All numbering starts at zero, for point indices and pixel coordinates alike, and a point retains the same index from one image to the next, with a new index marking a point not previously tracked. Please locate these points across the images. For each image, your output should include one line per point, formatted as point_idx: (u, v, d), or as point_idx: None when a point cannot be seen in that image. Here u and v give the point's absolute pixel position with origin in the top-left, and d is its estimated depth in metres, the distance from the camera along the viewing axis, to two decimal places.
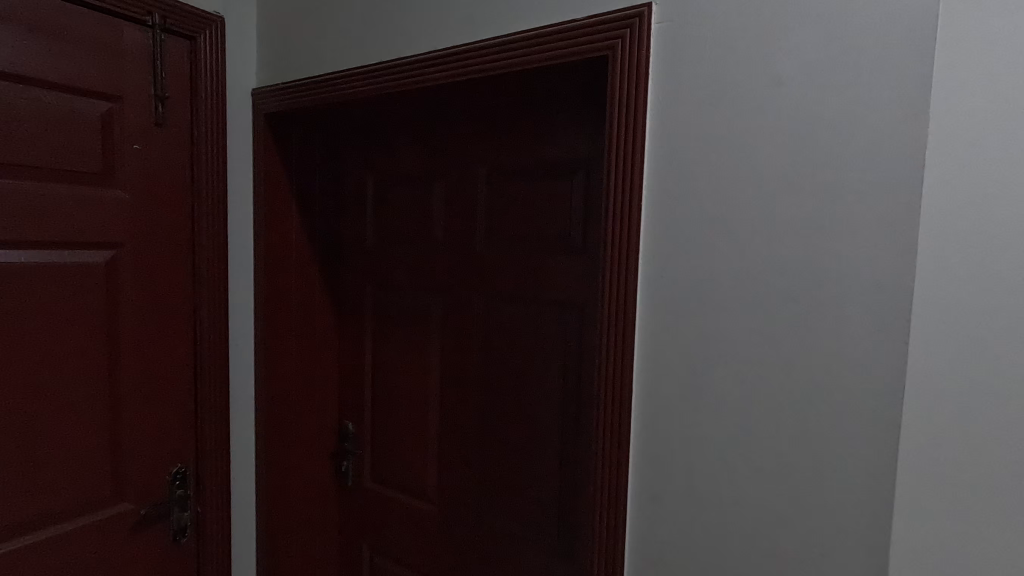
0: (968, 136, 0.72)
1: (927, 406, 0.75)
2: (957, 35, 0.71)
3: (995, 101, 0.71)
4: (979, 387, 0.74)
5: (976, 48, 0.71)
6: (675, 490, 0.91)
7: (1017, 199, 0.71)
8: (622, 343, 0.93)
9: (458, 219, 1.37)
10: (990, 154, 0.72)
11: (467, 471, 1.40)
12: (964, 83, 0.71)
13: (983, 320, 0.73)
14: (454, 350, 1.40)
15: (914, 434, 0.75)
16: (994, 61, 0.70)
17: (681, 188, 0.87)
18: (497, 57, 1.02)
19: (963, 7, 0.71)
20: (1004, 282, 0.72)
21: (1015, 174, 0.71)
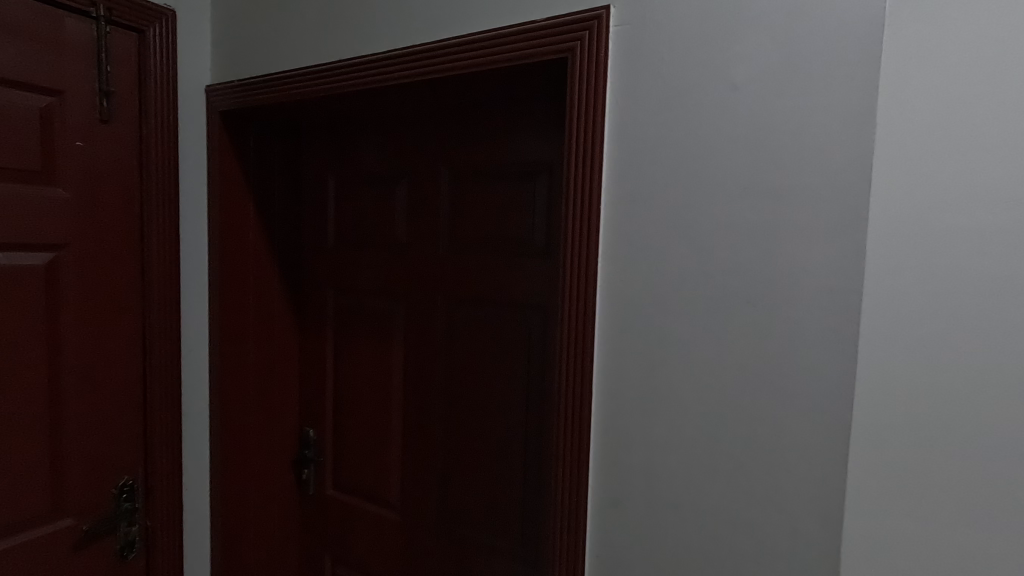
0: (926, 143, 0.71)
1: (879, 412, 0.75)
2: (910, 43, 0.71)
3: (944, 111, 0.70)
4: (933, 394, 0.72)
5: (926, 59, 0.70)
6: (633, 497, 0.89)
7: (963, 206, 0.70)
8: (582, 348, 0.91)
9: (420, 221, 1.34)
10: (953, 161, 0.70)
11: (430, 479, 1.37)
12: (920, 90, 0.71)
13: (933, 327, 0.72)
14: (417, 355, 1.37)
15: (865, 437, 0.75)
16: (943, 71, 0.70)
17: (639, 193, 0.86)
18: (455, 57, 0.99)
19: (918, 15, 0.70)
20: (954, 290, 0.71)
21: (961, 183, 0.70)
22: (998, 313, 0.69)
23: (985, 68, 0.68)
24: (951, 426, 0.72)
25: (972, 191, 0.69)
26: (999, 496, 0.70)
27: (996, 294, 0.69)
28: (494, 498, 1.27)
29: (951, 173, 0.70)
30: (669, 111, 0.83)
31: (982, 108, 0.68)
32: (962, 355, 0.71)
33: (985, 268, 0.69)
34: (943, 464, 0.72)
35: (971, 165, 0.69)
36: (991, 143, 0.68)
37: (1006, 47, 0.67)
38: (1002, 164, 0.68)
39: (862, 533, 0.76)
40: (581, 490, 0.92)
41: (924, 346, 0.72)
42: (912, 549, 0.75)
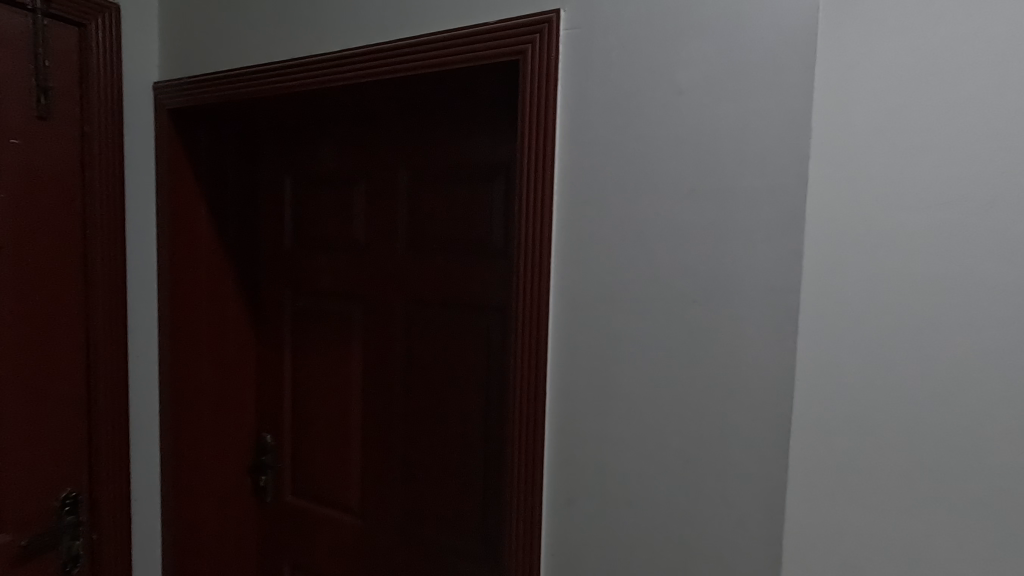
0: (866, 148, 0.71)
1: (823, 412, 0.75)
2: (850, 51, 0.71)
3: (884, 117, 0.70)
4: (877, 393, 0.72)
5: (865, 65, 0.70)
6: (588, 496, 0.90)
7: (903, 208, 0.70)
8: (537, 349, 0.92)
9: (379, 223, 1.33)
10: (893, 164, 0.70)
11: (390, 482, 1.35)
12: (858, 93, 0.71)
13: (877, 327, 0.72)
14: (377, 357, 1.36)
15: (811, 437, 0.75)
16: (883, 77, 0.69)
17: (590, 195, 0.87)
18: (408, 58, 0.99)
19: (859, 20, 0.70)
20: (896, 290, 0.71)
21: (901, 186, 0.70)
22: (940, 315, 0.69)
23: (924, 74, 0.68)
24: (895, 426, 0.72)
25: (912, 193, 0.69)
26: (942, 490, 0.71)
27: (938, 298, 0.69)
28: (456, 501, 1.27)
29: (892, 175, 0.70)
30: (618, 114, 0.85)
31: (923, 114, 0.68)
32: (906, 355, 0.71)
33: (928, 268, 0.69)
34: (888, 463, 0.72)
35: (910, 168, 0.69)
36: (929, 146, 0.68)
37: (940, 50, 0.67)
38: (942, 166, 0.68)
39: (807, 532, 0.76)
40: (536, 488, 0.93)
41: (869, 350, 0.72)
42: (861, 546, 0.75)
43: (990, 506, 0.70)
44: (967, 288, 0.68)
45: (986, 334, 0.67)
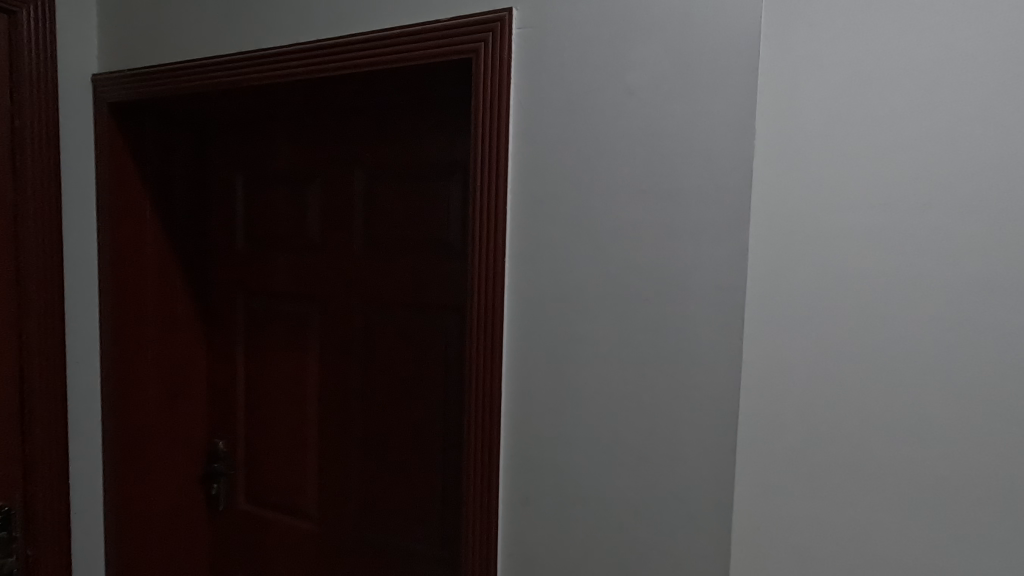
0: (809, 148, 0.76)
1: (770, 399, 0.79)
2: (796, 54, 0.76)
3: (826, 119, 0.75)
4: (820, 380, 0.77)
5: (810, 70, 0.75)
6: (543, 495, 0.90)
7: (842, 207, 0.75)
8: (491, 348, 0.91)
9: (334, 222, 1.30)
10: (835, 164, 0.75)
11: (348, 486, 1.33)
12: (809, 94, 0.76)
13: (819, 319, 0.77)
14: (333, 359, 1.33)
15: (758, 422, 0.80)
16: (826, 81, 0.75)
17: (543, 195, 0.87)
18: (360, 54, 0.97)
19: (803, 26, 0.75)
20: (837, 284, 0.76)
21: (841, 186, 0.75)
22: (877, 307, 0.74)
23: (863, 79, 0.73)
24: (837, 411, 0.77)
25: (850, 193, 0.75)
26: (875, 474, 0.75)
27: (875, 291, 0.74)
28: (414, 503, 1.25)
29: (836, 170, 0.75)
30: (571, 114, 0.85)
31: (862, 118, 0.74)
32: (847, 349, 0.76)
33: (865, 261, 0.74)
34: (829, 447, 0.77)
35: (850, 169, 0.75)
36: (869, 149, 0.74)
37: (884, 57, 0.72)
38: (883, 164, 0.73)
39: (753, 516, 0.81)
40: (492, 488, 0.93)
41: (812, 338, 0.77)
42: (802, 530, 0.79)
43: (917, 490, 0.74)
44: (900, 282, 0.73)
45: (920, 327, 0.73)
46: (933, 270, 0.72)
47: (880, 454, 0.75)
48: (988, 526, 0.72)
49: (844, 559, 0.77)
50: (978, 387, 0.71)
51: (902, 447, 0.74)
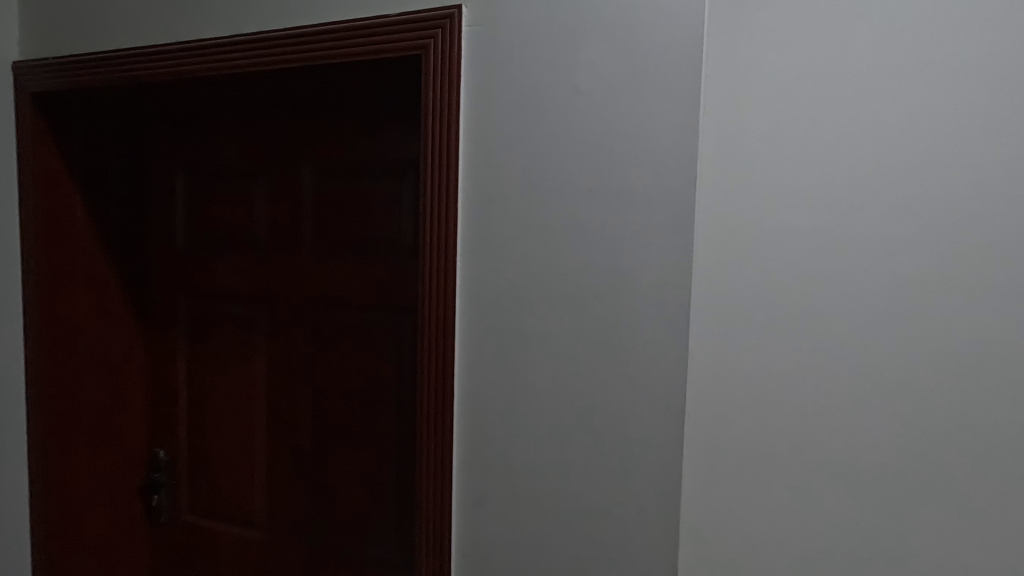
0: (759, 143, 0.74)
1: (721, 399, 0.78)
2: (736, 47, 0.74)
3: (771, 114, 0.74)
4: (770, 379, 0.76)
5: (751, 62, 0.74)
6: (497, 495, 0.90)
7: (795, 203, 0.74)
8: (444, 348, 0.90)
9: (281, 221, 1.26)
10: (787, 160, 0.73)
11: (298, 492, 1.29)
12: (753, 88, 0.74)
13: (771, 317, 0.75)
14: (281, 361, 1.29)
15: (709, 424, 0.78)
16: (771, 73, 0.73)
17: (495, 194, 0.87)
18: (307, 48, 0.94)
19: (742, 18, 0.74)
20: (789, 282, 0.74)
21: (794, 180, 0.73)
22: (827, 306, 0.73)
23: (807, 71, 0.72)
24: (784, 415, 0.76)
25: (799, 189, 0.73)
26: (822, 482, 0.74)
27: (831, 290, 0.72)
28: (366, 506, 1.23)
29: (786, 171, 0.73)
30: (521, 114, 0.85)
31: (809, 111, 0.72)
32: (801, 346, 0.74)
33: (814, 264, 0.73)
34: (780, 448, 0.75)
35: (802, 163, 0.73)
36: (817, 143, 0.72)
37: (825, 50, 0.71)
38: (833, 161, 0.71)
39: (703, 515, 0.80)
40: (445, 488, 0.92)
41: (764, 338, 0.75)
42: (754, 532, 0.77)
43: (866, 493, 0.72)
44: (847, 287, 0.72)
45: (870, 324, 0.71)
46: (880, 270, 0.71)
47: (826, 456, 0.74)
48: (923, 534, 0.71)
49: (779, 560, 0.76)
50: (922, 388, 0.70)
51: (849, 449, 0.73)
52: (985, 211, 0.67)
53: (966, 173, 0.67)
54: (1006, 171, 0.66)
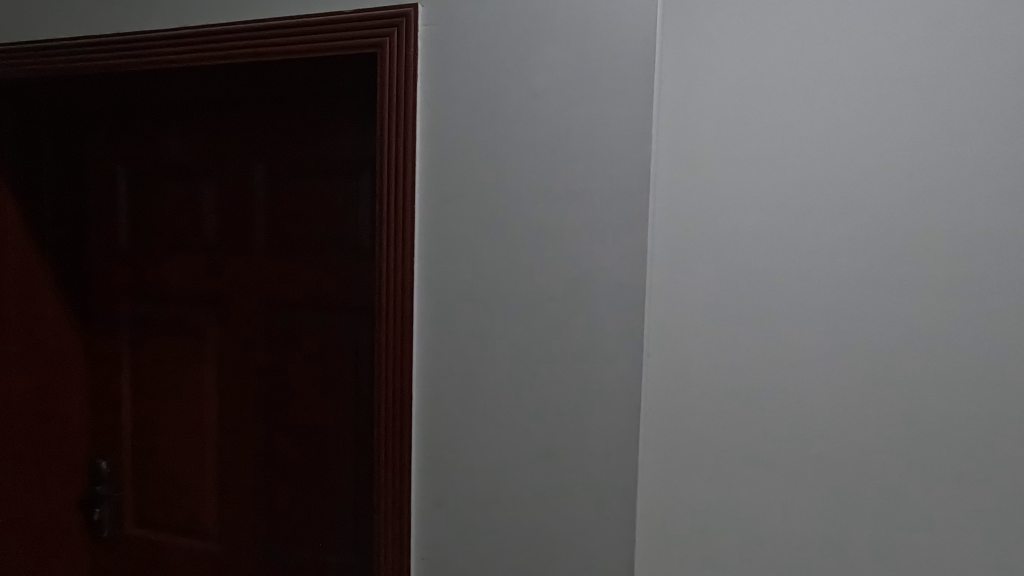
0: (708, 144, 1.01)
1: (677, 340, 1.05)
2: (692, 67, 1.01)
3: (719, 122, 1.00)
4: (710, 329, 1.03)
5: (705, 80, 1.00)
6: (456, 495, 0.89)
7: (728, 196, 1.01)
8: (401, 349, 0.89)
9: (231, 220, 1.22)
10: (725, 159, 1.00)
11: (251, 500, 1.25)
12: (702, 101, 1.00)
13: (712, 282, 1.02)
14: (232, 366, 1.25)
15: (667, 360, 1.05)
16: (718, 92, 0.99)
17: (452, 194, 0.87)
18: (258, 43, 0.92)
19: (700, 45, 1.00)
20: (723, 254, 1.02)
21: (730, 178, 1.00)
22: (751, 274, 1.01)
23: (744, 90, 0.99)
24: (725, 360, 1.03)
25: (733, 185, 1.00)
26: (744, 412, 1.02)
27: (750, 261, 1.01)
28: (322, 512, 1.20)
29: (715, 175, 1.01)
30: (478, 114, 0.85)
31: (746, 121, 0.99)
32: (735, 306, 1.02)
33: (734, 249, 1.01)
34: (719, 381, 1.03)
35: (737, 166, 1.00)
36: (749, 147, 0.99)
37: (763, 74, 0.98)
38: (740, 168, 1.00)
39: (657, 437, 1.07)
40: (404, 490, 0.91)
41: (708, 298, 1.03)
42: (699, 447, 1.05)
43: (776, 414, 1.01)
44: (755, 264, 1.00)
45: (782, 287, 1.00)
46: (780, 251, 0.99)
47: (755, 384, 1.02)
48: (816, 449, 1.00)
49: (716, 484, 1.04)
50: (822, 329, 0.98)
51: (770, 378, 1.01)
52: (867, 201, 0.96)
53: (839, 174, 0.96)
54: (884, 171, 0.95)
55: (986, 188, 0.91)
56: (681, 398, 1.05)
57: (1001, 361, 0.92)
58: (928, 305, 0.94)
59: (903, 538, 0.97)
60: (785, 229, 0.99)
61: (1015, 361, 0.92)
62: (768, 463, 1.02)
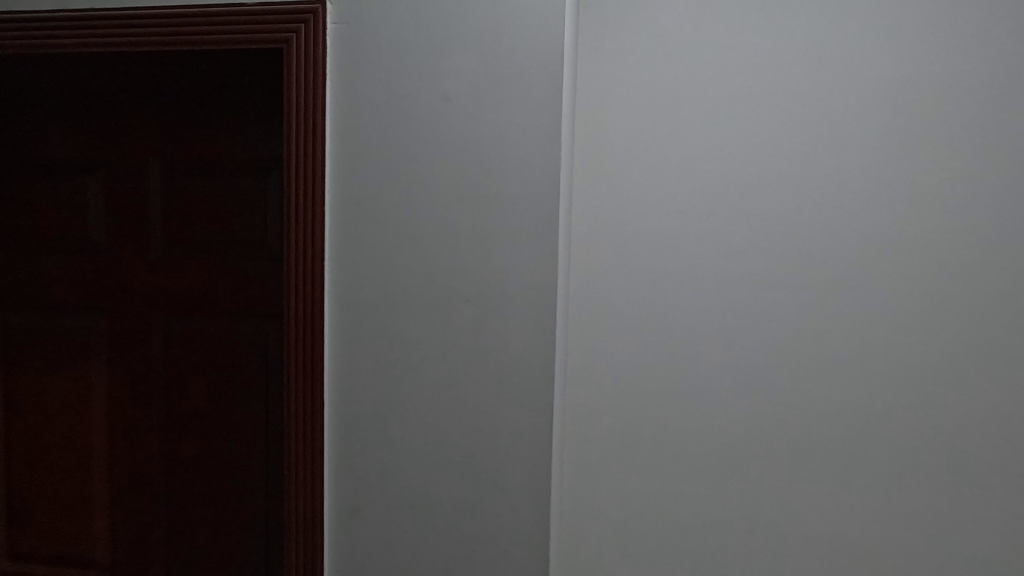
0: (616, 149, 1.15)
1: (592, 331, 1.17)
2: (604, 78, 1.15)
3: (629, 130, 1.15)
4: (621, 318, 1.16)
5: (611, 91, 1.15)
6: (371, 504, 0.87)
7: (634, 199, 1.15)
8: (312, 354, 0.86)
9: (122, 221, 1.13)
10: (631, 165, 1.15)
11: (147, 524, 1.15)
12: (612, 110, 1.15)
13: (623, 275, 1.16)
14: (126, 377, 1.15)
15: (584, 347, 1.18)
16: (625, 102, 1.14)
17: (363, 196, 0.85)
18: (152, 32, 0.87)
19: (610, 59, 1.15)
20: (629, 251, 1.15)
21: (635, 181, 1.15)
22: (656, 268, 1.15)
23: (646, 102, 1.14)
24: (636, 348, 1.16)
25: (640, 189, 1.15)
26: (651, 394, 1.16)
27: (656, 255, 1.15)
28: (230, 530, 1.13)
29: (622, 178, 1.15)
30: (389, 116, 0.84)
31: (650, 130, 1.14)
32: (644, 297, 1.16)
33: (641, 247, 1.15)
34: (628, 367, 1.17)
35: (642, 171, 1.15)
36: (651, 154, 1.14)
37: (663, 88, 1.13)
38: (646, 173, 1.14)
39: (576, 422, 1.18)
40: (316, 500, 0.88)
41: (620, 291, 1.16)
42: (612, 429, 1.18)
43: (677, 394, 1.16)
44: (656, 265, 1.15)
45: (682, 282, 1.15)
46: (678, 250, 1.14)
47: (658, 366, 1.16)
48: (714, 430, 1.15)
49: (625, 463, 1.17)
50: (713, 317, 1.14)
51: (672, 359, 1.15)
52: (748, 205, 1.13)
53: (725, 180, 1.13)
54: (762, 177, 1.12)
55: (838, 204, 1.10)
56: (595, 383, 1.18)
57: (854, 338, 1.11)
58: (800, 291, 1.12)
59: (781, 501, 1.14)
60: (686, 232, 1.14)
61: (864, 338, 1.11)
62: (670, 441, 1.16)
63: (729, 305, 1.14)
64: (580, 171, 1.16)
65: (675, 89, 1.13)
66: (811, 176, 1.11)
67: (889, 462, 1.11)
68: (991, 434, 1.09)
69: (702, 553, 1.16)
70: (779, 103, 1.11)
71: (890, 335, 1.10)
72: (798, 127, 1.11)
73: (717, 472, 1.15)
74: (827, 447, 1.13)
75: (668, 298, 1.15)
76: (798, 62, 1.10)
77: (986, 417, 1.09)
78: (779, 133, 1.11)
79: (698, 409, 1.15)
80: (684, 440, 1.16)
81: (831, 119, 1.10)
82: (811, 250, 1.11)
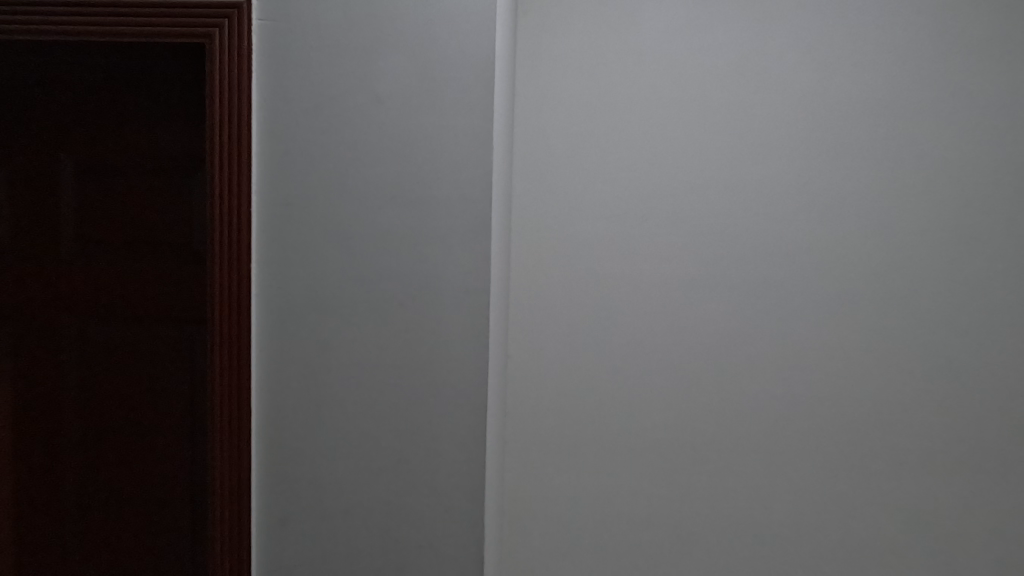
0: (553, 154, 1.18)
1: (531, 331, 1.19)
2: (541, 83, 1.17)
3: (565, 134, 1.18)
4: (559, 318, 1.19)
5: (548, 97, 1.18)
6: (302, 510, 0.85)
7: (570, 201, 1.18)
8: (238, 359, 0.84)
9: (29, 220, 1.05)
10: (568, 168, 1.17)
11: (62, 544, 1.08)
12: (549, 113, 1.17)
13: (562, 276, 1.18)
14: (34, 387, 1.06)
15: (524, 347, 1.20)
16: (561, 108, 1.18)
17: (293, 197, 0.83)
18: (60, 20, 0.82)
19: (547, 65, 1.18)
20: (567, 253, 1.18)
21: (572, 185, 1.18)
22: (593, 269, 1.18)
23: (582, 108, 1.18)
24: (574, 349, 1.19)
25: (576, 192, 1.18)
26: (589, 392, 1.19)
27: (592, 257, 1.18)
28: (153, 546, 1.08)
29: (560, 181, 1.18)
30: (319, 116, 0.82)
31: (585, 135, 1.18)
32: (581, 297, 1.18)
33: (579, 250, 1.18)
34: (566, 365, 1.19)
35: (577, 174, 1.18)
36: (586, 159, 1.18)
37: (598, 96, 1.18)
38: (582, 177, 1.18)
39: (518, 421, 1.20)
40: (243, 509, 0.85)
41: (558, 292, 1.18)
42: (551, 426, 1.20)
43: (613, 392, 1.19)
44: (593, 267, 1.18)
45: (618, 282, 1.18)
46: (614, 253, 1.18)
47: (594, 364, 1.19)
48: (648, 427, 1.20)
49: (565, 460, 1.20)
50: (647, 317, 1.19)
51: (607, 359, 1.19)
52: (677, 211, 1.18)
53: (657, 186, 1.18)
54: (689, 183, 1.19)
55: (756, 209, 1.19)
56: (535, 381, 1.20)
57: (773, 334, 1.20)
58: (725, 291, 1.19)
59: (709, 489, 1.20)
60: (621, 235, 1.18)
61: (780, 334, 1.20)
62: (607, 437, 1.20)
63: (662, 306, 1.19)
64: (519, 174, 1.18)
65: (609, 98, 1.18)
66: (733, 183, 1.19)
67: (804, 450, 1.20)
68: (889, 418, 1.21)
69: (638, 545, 1.20)
70: (704, 114, 1.19)
71: (803, 332, 1.20)
72: (723, 138, 1.19)
73: (651, 465, 1.20)
74: (750, 436, 1.20)
75: (605, 299, 1.18)
76: (720, 76, 1.19)
77: (884, 406, 1.21)
78: (704, 143, 1.19)
79: (632, 405, 1.20)
80: (620, 435, 1.20)
81: (751, 130, 1.19)
82: (735, 253, 1.19)
